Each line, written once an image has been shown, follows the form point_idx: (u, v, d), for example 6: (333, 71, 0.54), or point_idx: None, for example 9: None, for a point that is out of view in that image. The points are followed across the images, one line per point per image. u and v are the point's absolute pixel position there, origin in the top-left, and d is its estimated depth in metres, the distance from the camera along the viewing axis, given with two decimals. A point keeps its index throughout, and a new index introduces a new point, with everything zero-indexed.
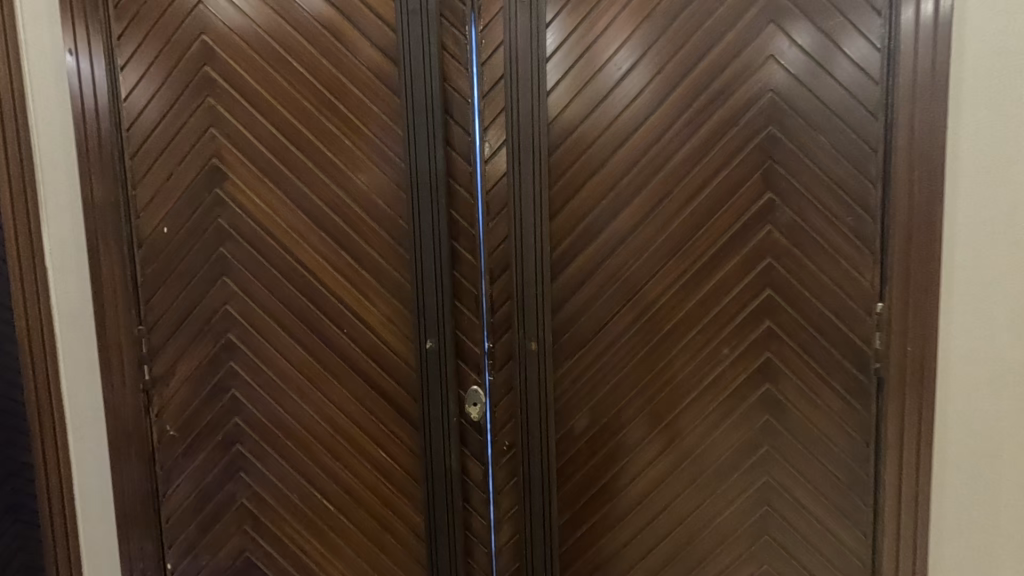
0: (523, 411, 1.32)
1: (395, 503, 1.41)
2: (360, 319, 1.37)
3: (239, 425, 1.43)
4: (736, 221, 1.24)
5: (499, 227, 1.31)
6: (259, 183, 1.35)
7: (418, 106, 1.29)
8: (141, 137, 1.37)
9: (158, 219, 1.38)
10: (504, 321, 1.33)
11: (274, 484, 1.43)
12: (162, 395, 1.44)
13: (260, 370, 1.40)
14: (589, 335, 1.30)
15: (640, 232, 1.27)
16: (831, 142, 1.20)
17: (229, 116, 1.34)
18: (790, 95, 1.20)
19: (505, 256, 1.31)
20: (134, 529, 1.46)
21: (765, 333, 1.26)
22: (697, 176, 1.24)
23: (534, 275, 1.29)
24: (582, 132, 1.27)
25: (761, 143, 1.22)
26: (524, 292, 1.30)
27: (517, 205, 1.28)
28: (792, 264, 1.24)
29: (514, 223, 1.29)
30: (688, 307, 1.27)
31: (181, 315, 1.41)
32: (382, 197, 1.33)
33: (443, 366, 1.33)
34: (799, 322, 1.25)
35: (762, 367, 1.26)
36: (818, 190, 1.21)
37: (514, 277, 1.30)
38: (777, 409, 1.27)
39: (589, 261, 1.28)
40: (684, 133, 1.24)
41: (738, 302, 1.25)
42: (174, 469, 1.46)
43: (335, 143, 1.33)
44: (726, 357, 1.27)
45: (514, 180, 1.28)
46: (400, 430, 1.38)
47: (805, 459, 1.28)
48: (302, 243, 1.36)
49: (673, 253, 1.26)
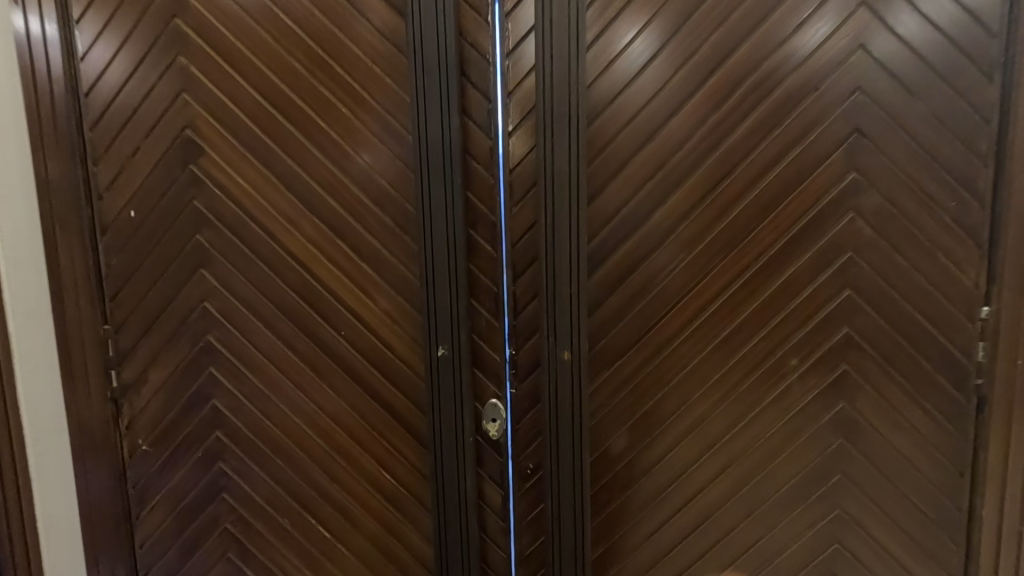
0: (552, 432, 1.13)
1: (400, 531, 1.22)
2: (360, 319, 1.17)
3: (221, 440, 1.24)
4: (812, 206, 1.02)
5: (524, 214, 1.11)
6: (240, 159, 1.15)
7: (429, 67, 1.07)
8: (101, 103, 1.16)
9: (123, 201, 1.18)
10: (529, 323, 1.13)
11: (261, 508, 1.25)
12: (133, 404, 1.26)
13: (244, 377, 1.21)
14: (629, 342, 1.10)
15: (677, 237, 1.06)
16: (933, 110, 0.98)
17: (204, 79, 1.13)
18: (884, 51, 0.98)
19: (532, 248, 1.11)
20: (102, 557, 1.28)
21: (843, 341, 1.05)
22: (765, 152, 1.03)
23: (569, 270, 1.08)
24: (611, 114, 1.06)
25: (847, 110, 1.00)
26: (556, 290, 1.09)
27: (546, 189, 1.07)
28: (879, 259, 1.02)
29: (545, 209, 1.08)
30: (748, 313, 1.07)
31: (153, 313, 1.21)
32: (386, 176, 1.13)
33: (458, 377, 1.13)
34: (884, 329, 1.04)
35: (838, 382, 1.06)
36: (912, 168, 1.00)
37: (544, 273, 1.09)
38: (853, 433, 1.07)
39: (629, 257, 1.08)
40: (751, 99, 1.02)
41: (811, 305, 1.05)
42: (148, 487, 1.28)
43: (329, 111, 1.12)
44: (793, 370, 1.07)
45: (541, 161, 1.07)
46: (406, 449, 1.19)
47: (885, 491, 1.08)
48: (292, 230, 1.16)
49: (730, 250, 1.05)
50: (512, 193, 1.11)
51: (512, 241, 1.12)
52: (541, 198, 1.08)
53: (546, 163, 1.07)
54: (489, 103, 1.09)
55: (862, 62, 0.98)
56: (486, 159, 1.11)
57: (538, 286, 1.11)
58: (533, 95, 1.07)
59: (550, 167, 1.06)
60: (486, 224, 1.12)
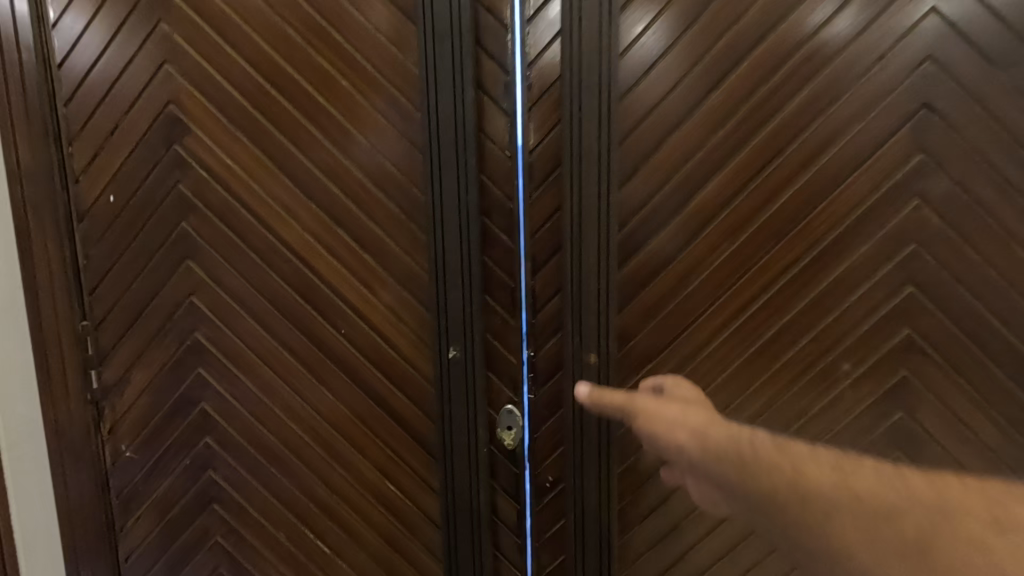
0: (578, 444, 1.02)
1: (406, 548, 1.12)
2: (362, 317, 1.06)
3: (211, 447, 1.14)
4: (871, 192, 0.91)
5: (546, 200, 0.99)
6: (229, 138, 1.04)
7: (441, 34, 0.95)
8: (76, 76, 1.05)
9: (101, 185, 1.08)
10: (550, 322, 1.02)
11: (255, 520, 1.15)
12: (115, 407, 1.15)
13: (235, 379, 1.11)
14: (662, 344, 0.99)
15: (712, 232, 0.95)
16: (1016, 81, 0.86)
17: (189, 48, 1.02)
18: (960, 13, 0.85)
19: (554, 238, 1.00)
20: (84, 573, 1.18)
21: (903, 344, 0.94)
22: (819, 130, 0.91)
23: (596, 263, 0.97)
24: (642, 90, 0.94)
25: (914, 82, 0.88)
26: (582, 285, 0.98)
27: (572, 172, 0.95)
28: (947, 252, 0.91)
29: (570, 194, 0.96)
30: (796, 312, 0.95)
31: (135, 308, 1.11)
32: (391, 158, 1.02)
33: (471, 381, 1.03)
34: (951, 331, 0.92)
35: (897, 390, 0.95)
36: (990, 148, 0.88)
37: (568, 266, 0.98)
38: (913, 447, 0.96)
39: (663, 249, 0.97)
40: (804, 70, 0.90)
41: (867, 303, 0.93)
42: (132, 498, 1.18)
43: (328, 85, 1.01)
44: (846, 375, 0.96)
45: (566, 140, 0.95)
46: (414, 459, 1.09)
47: None
48: (287, 218, 1.05)
49: (776, 242, 0.94)
50: (533, 176, 0.99)
51: (532, 230, 1.00)
52: (566, 181, 0.96)
53: (573, 143, 0.95)
54: (507, 76, 0.98)
55: (933, 26, 0.86)
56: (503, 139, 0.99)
57: (561, 281, 1.00)
58: (557, 67, 0.96)
59: (575, 148, 0.95)
60: (503, 212, 1.01)
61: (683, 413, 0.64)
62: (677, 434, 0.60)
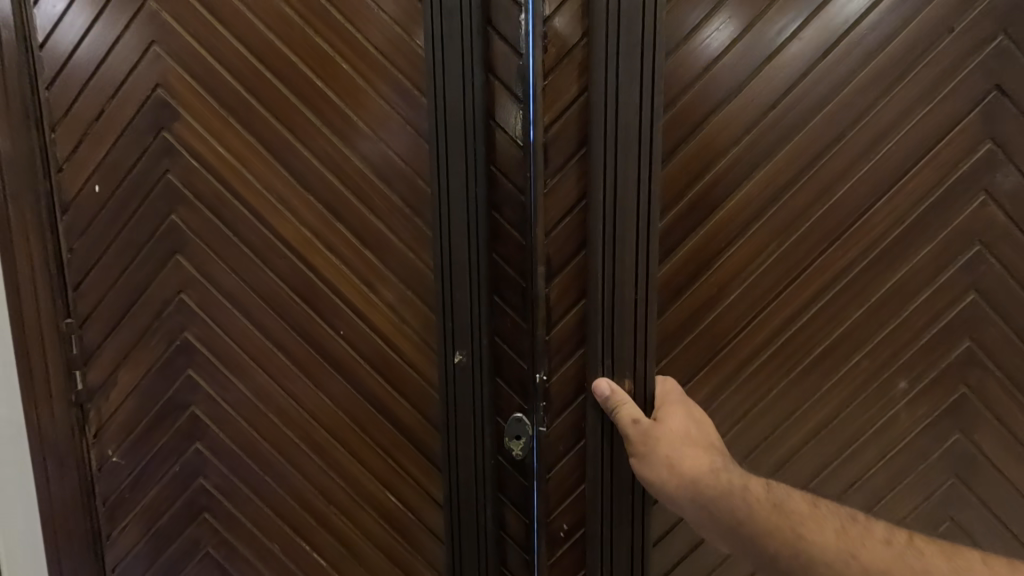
0: (607, 500, 0.94)
1: (407, 563, 1.05)
2: (363, 318, 0.99)
3: (201, 453, 1.07)
4: (935, 187, 0.85)
5: (564, 193, 0.92)
6: (222, 124, 0.97)
7: (448, 11, 0.88)
8: (59, 57, 0.98)
9: (86, 175, 1.01)
10: (571, 333, 0.95)
11: (247, 530, 1.08)
12: (101, 410, 1.09)
13: (228, 382, 1.04)
14: (708, 353, 0.93)
15: (758, 232, 0.89)
16: None
17: (179, 28, 0.95)
18: None
19: (578, 236, 0.93)
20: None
21: (964, 357, 0.88)
22: (877, 121, 0.84)
23: (630, 263, 0.88)
24: (682, 73, 0.88)
25: (987, 59, 0.81)
26: (615, 296, 0.89)
27: (607, 156, 0.86)
28: (1013, 253, 0.85)
29: (603, 181, 0.87)
30: (851, 322, 0.89)
31: (121, 306, 1.04)
32: (396, 148, 0.95)
33: (478, 388, 0.96)
34: (1012, 340, 0.87)
35: (956, 408, 0.89)
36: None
37: (595, 269, 0.89)
38: (969, 470, 0.91)
39: (705, 250, 0.91)
40: (862, 49, 0.83)
41: (926, 312, 0.88)
42: (119, 505, 1.12)
43: (329, 68, 0.94)
44: (902, 394, 0.90)
45: (597, 122, 0.86)
46: (417, 470, 1.02)
47: (997, 537, 0.92)
48: (282, 210, 0.98)
49: (829, 245, 0.88)
50: (557, 164, 0.92)
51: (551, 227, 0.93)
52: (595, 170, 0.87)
53: (608, 126, 0.85)
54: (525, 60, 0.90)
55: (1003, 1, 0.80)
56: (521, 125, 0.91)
57: (586, 284, 0.92)
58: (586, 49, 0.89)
59: (608, 131, 0.85)
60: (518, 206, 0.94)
61: (672, 466, 0.79)
62: (671, 487, 0.77)
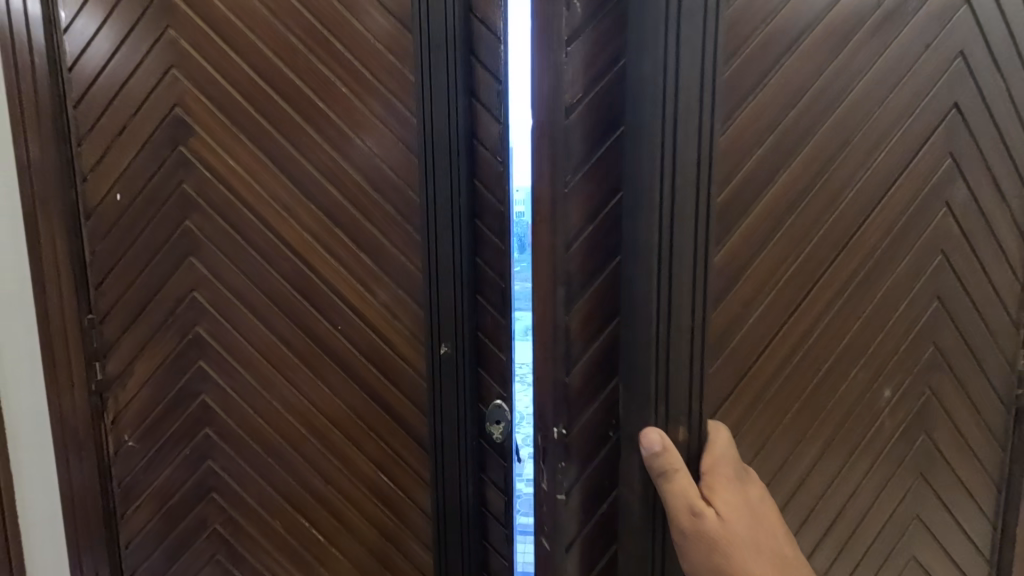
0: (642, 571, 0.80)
1: (397, 537, 1.16)
2: (359, 314, 1.11)
3: (210, 438, 1.18)
4: (914, 198, 0.96)
5: (596, 187, 0.74)
6: (233, 140, 1.08)
7: (435, 44, 1.00)
8: (86, 79, 1.09)
9: (108, 184, 1.11)
10: (600, 366, 0.79)
11: (253, 510, 1.19)
12: (118, 398, 1.19)
13: (237, 373, 1.15)
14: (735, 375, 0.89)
15: (782, 239, 0.90)
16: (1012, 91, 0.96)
17: (196, 54, 1.06)
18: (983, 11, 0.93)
19: (607, 242, 0.76)
20: (84, 565, 1.19)
21: (929, 363, 1.02)
22: (869, 134, 0.92)
23: (687, 278, 0.73)
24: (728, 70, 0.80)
25: (951, 78, 0.94)
26: (670, 325, 0.74)
27: (663, 143, 0.70)
28: (962, 261, 0.99)
29: (659, 172, 0.70)
30: (856, 329, 0.98)
31: (139, 303, 1.15)
32: (390, 162, 1.06)
33: (461, 378, 1.07)
34: (959, 339, 1.02)
35: (922, 411, 1.03)
36: (1002, 158, 0.98)
37: (633, 279, 0.74)
38: (930, 466, 1.05)
39: (734, 258, 0.85)
40: (863, 57, 0.89)
41: (907, 318, 0.99)
42: (134, 485, 1.22)
43: (331, 93, 1.05)
44: (886, 402, 1.01)
45: (649, 99, 0.70)
46: (407, 451, 1.13)
47: (945, 525, 1.08)
48: (288, 217, 1.09)
49: (835, 253, 0.94)
50: (591, 151, 0.74)
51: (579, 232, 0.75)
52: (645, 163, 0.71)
53: (664, 107, 0.69)
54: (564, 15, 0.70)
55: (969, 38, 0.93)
56: (547, 104, 0.74)
57: (618, 299, 0.77)
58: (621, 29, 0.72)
59: (666, 113, 0.69)
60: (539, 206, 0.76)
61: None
62: None
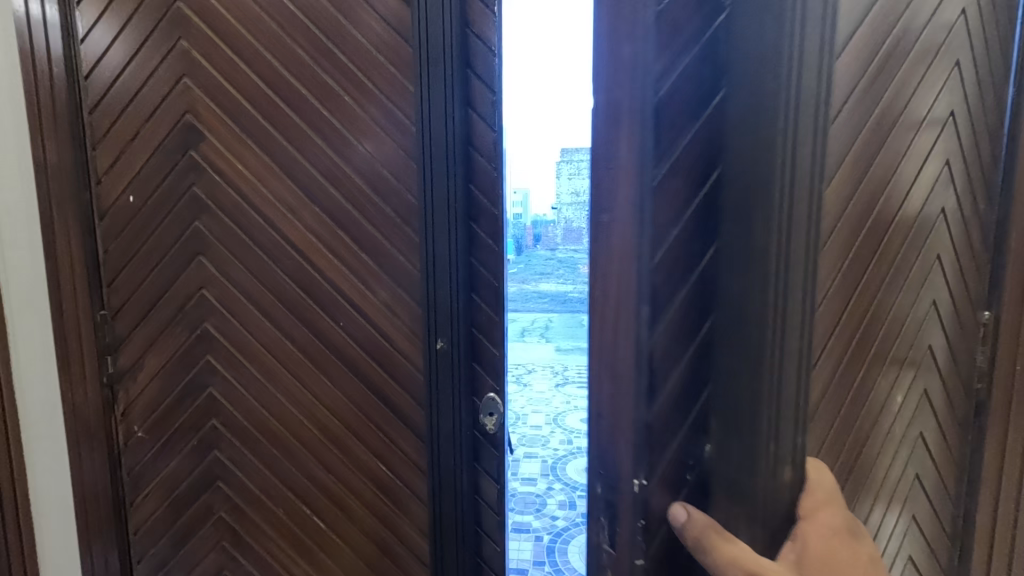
0: None
1: (394, 524, 1.22)
2: (359, 310, 1.16)
3: (216, 429, 1.24)
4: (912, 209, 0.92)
5: (681, 181, 0.42)
6: (241, 145, 1.14)
7: (434, 58, 1.06)
8: (102, 86, 1.15)
9: (122, 186, 1.17)
10: (679, 415, 0.44)
11: (257, 498, 1.25)
12: (129, 391, 1.24)
13: (243, 367, 1.21)
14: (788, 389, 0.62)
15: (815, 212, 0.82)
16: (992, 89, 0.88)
17: (206, 64, 1.12)
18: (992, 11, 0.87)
19: (694, 242, 0.43)
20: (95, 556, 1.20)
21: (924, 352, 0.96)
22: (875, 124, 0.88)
23: (792, 345, 0.44)
24: None
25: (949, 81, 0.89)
26: (783, 395, 0.44)
27: (786, 132, 0.40)
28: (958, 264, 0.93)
29: (781, 128, 0.40)
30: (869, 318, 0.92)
31: (150, 299, 1.20)
32: (389, 167, 1.12)
33: (457, 372, 1.13)
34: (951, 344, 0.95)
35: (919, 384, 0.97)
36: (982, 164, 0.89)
37: (732, 303, 0.43)
38: (917, 442, 0.98)
39: None
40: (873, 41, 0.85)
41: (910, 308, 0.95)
42: (143, 474, 1.27)
43: (335, 102, 1.11)
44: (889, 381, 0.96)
45: (767, 51, 0.40)
46: (404, 441, 1.19)
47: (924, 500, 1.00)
48: (293, 219, 1.15)
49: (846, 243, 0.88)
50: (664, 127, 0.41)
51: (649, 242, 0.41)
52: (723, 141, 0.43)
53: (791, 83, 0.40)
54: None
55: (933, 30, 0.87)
56: (624, 30, 0.39)
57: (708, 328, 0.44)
58: None
59: (794, 85, 0.40)
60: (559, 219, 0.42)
61: None
62: None
